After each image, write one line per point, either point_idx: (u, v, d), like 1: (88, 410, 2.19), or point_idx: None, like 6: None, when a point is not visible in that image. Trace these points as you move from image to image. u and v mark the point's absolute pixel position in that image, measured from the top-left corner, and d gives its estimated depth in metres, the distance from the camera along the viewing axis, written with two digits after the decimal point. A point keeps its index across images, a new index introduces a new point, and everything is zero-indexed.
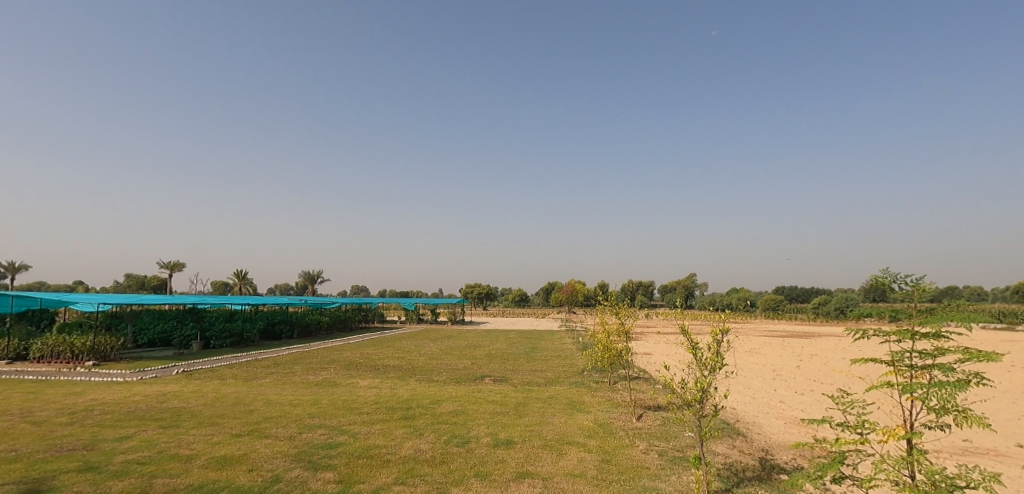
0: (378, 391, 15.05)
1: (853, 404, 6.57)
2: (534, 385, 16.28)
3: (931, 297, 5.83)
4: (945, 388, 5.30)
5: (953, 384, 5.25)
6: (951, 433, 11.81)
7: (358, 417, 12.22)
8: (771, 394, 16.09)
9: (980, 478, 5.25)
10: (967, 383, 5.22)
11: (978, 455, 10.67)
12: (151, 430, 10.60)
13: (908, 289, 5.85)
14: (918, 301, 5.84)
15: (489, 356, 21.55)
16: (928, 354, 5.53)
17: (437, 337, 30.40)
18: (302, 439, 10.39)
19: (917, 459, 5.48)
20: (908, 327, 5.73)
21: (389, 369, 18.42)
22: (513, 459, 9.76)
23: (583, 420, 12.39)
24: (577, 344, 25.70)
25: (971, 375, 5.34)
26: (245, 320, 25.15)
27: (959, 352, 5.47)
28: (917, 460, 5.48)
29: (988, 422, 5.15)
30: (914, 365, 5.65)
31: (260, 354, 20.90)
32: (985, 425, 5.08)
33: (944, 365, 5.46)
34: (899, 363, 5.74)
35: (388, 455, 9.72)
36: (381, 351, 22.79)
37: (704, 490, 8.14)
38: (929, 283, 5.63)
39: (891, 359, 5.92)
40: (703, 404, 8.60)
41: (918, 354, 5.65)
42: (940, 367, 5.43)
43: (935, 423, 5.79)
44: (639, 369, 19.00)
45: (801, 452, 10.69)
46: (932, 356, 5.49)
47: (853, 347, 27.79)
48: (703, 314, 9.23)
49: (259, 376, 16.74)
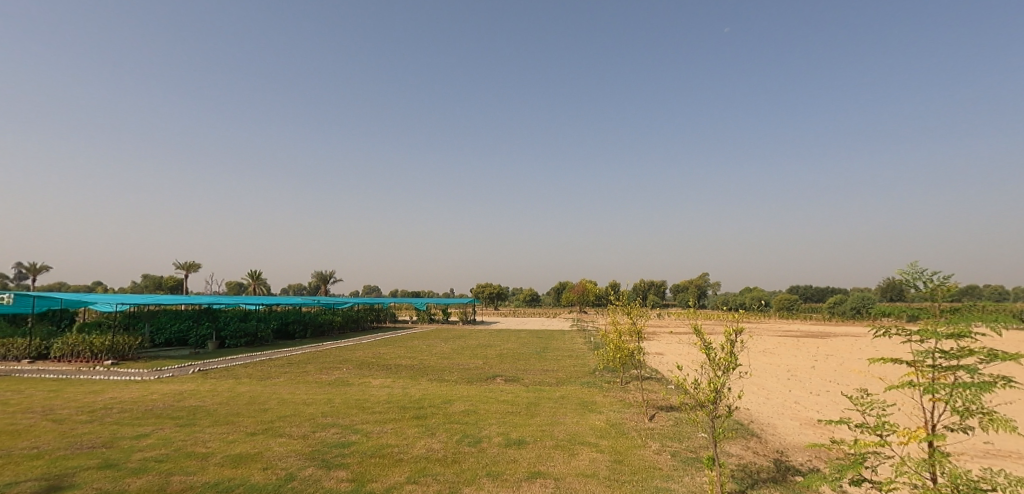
0: (390, 391, 15.14)
1: (872, 405, 6.43)
2: (545, 385, 16.26)
3: (955, 297, 5.69)
4: (970, 389, 5.17)
5: (978, 385, 5.12)
6: (972, 436, 11.62)
7: (371, 416, 12.29)
8: (786, 394, 15.90)
9: (1005, 482, 5.13)
10: (993, 384, 5.09)
11: (1001, 458, 10.49)
12: (168, 428, 10.75)
13: (931, 288, 5.73)
14: (941, 300, 5.70)
15: (500, 356, 21.58)
16: (952, 355, 5.40)
17: (448, 336, 30.46)
18: (315, 438, 10.48)
19: (940, 461, 5.38)
20: (931, 327, 5.60)
21: (401, 369, 18.51)
22: (525, 459, 9.75)
23: (595, 420, 12.35)
24: (589, 344, 25.64)
25: (997, 377, 5.21)
26: (259, 320, 25.40)
27: (986, 353, 5.29)
28: (940, 462, 5.38)
29: (1015, 425, 5.03)
30: (938, 365, 5.52)
31: (274, 354, 21.09)
32: (1012, 428, 4.95)
33: (971, 367, 5.32)
34: (922, 363, 5.60)
35: (400, 454, 9.78)
36: (392, 351, 22.89)
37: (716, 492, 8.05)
38: (953, 281, 5.51)
39: (913, 360, 5.77)
40: (717, 404, 8.52)
41: (943, 355, 5.52)
42: (965, 367, 5.31)
43: (958, 425, 5.64)
44: (651, 369, 18.88)
45: (817, 454, 10.57)
46: (957, 357, 5.36)
47: (870, 348, 27.29)
48: (716, 314, 9.11)
49: (273, 375, 16.91)
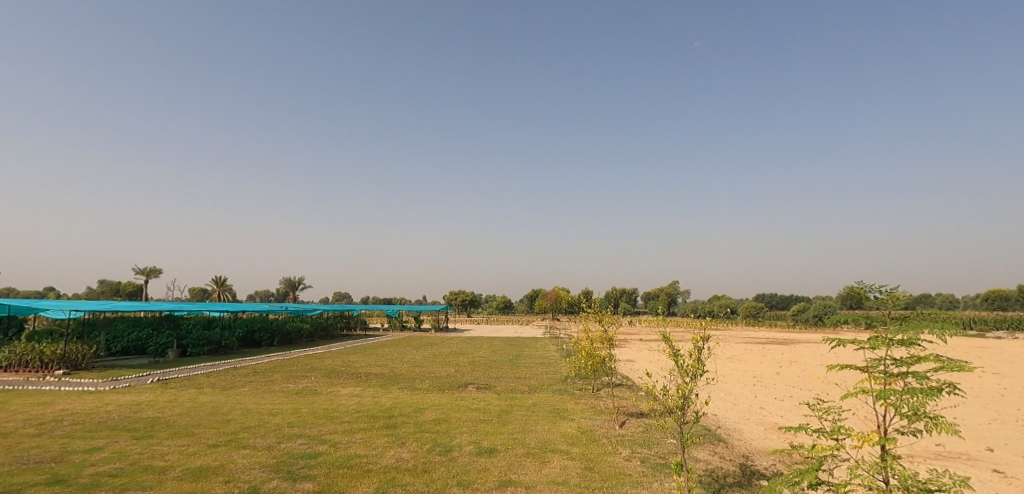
0: (360, 400, 14.91)
1: (829, 410, 6.64)
2: (518, 392, 16.29)
3: (905, 305, 6.00)
4: (918, 395, 5.44)
5: (925, 392, 5.40)
6: (924, 438, 12.23)
7: (339, 425, 12.07)
8: (752, 400, 16.29)
9: (950, 482, 5.41)
10: (937, 391, 5.37)
11: (952, 459, 11.06)
12: (124, 441, 10.32)
13: (883, 297, 6.03)
14: (892, 310, 6.01)
15: (473, 363, 21.50)
16: (903, 362, 5.66)
17: (420, 344, 30.14)
18: (281, 449, 10.23)
19: (891, 463, 5.61)
20: (883, 335, 5.89)
21: (371, 377, 18.25)
22: (496, 467, 9.72)
23: (566, 428, 12.43)
24: (561, 351, 25.79)
25: (943, 383, 5.49)
26: (223, 327, 24.60)
27: (932, 360, 5.56)
28: (891, 465, 5.61)
29: (958, 429, 5.31)
30: (889, 372, 5.77)
31: (239, 362, 20.46)
32: (955, 432, 5.24)
33: (918, 373, 5.60)
34: (875, 370, 5.84)
35: (369, 465, 9.63)
36: (362, 359, 22.56)
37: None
38: (902, 292, 5.79)
39: (866, 366, 6.03)
40: (685, 410, 8.70)
41: (893, 362, 5.77)
42: (913, 374, 5.59)
43: (907, 428, 5.88)
44: (622, 376, 19.16)
45: (780, 458, 10.86)
46: (907, 364, 5.62)
47: (831, 354, 28.28)
48: (685, 322, 9.31)
49: (237, 385, 16.44)
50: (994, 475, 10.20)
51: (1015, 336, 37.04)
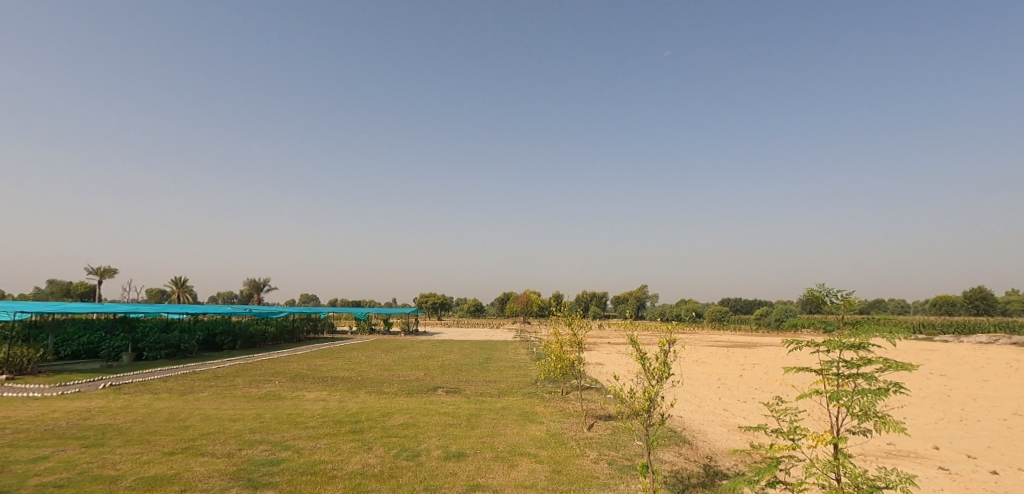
0: (326, 404, 14.60)
1: (786, 411, 6.89)
2: (487, 396, 16.26)
3: (857, 310, 6.28)
4: (868, 395, 5.70)
5: (875, 393, 5.66)
6: (876, 437, 12.77)
7: (304, 431, 11.79)
8: (716, 402, 16.69)
9: (896, 479, 5.70)
10: (886, 391, 5.65)
11: (901, 457, 11.59)
12: (72, 449, 9.82)
13: (837, 302, 6.30)
14: (844, 313, 6.32)
15: (442, 367, 21.34)
16: (854, 364, 5.93)
17: (389, 347, 29.75)
18: (242, 456, 9.94)
19: (842, 462, 5.86)
20: (836, 338, 6.16)
21: (338, 381, 17.91)
22: (464, 471, 9.68)
23: (535, 431, 12.48)
24: (531, 355, 25.86)
25: (890, 384, 5.78)
26: (182, 330, 23.73)
27: (880, 362, 5.84)
28: (842, 463, 5.87)
29: (904, 428, 5.60)
30: (841, 373, 6.02)
31: (198, 367, 19.75)
32: (901, 431, 5.52)
33: (868, 374, 5.87)
34: (828, 372, 6.10)
35: (334, 470, 9.45)
36: (329, 362, 22.11)
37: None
38: (855, 296, 6.07)
39: (821, 368, 6.28)
40: (651, 413, 8.88)
41: (845, 364, 6.04)
42: (863, 375, 5.86)
43: (858, 428, 6.15)
44: (591, 379, 19.36)
45: (741, 458, 11.17)
46: (857, 365, 5.89)
47: (791, 357, 29.24)
48: (652, 325, 9.49)
49: (196, 389, 15.87)
50: (940, 472, 10.75)
51: (960, 340, 39.07)
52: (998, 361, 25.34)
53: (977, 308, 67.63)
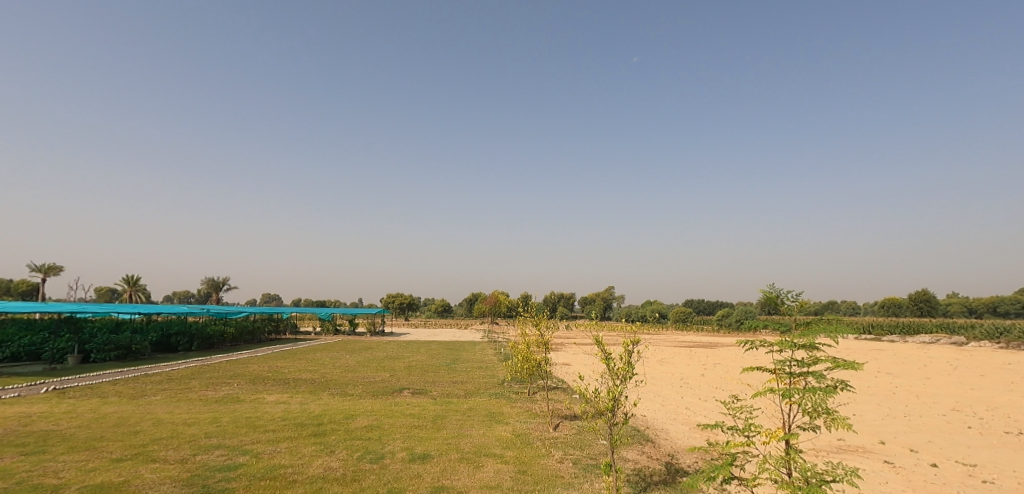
0: (287, 407, 14.23)
1: (743, 409, 7.16)
2: (454, 397, 16.17)
3: (810, 311, 6.56)
4: (817, 393, 5.97)
5: (824, 390, 5.94)
6: (828, 433, 13.35)
7: (263, 435, 11.46)
8: (678, 401, 17.10)
9: (843, 473, 6.00)
10: (834, 388, 5.97)
11: (850, 452, 12.16)
12: (9, 458, 9.26)
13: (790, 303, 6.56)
14: (795, 314, 6.70)
15: (408, 368, 21.09)
16: (804, 363, 6.20)
17: (353, 348, 29.21)
18: (196, 462, 9.58)
19: (793, 457, 6.15)
20: (789, 338, 6.42)
21: (300, 383, 17.46)
22: (429, 474, 9.61)
23: (501, 431, 12.50)
24: (498, 355, 25.86)
25: (838, 382, 6.06)
26: (134, 331, 22.70)
27: (829, 361, 6.13)
28: (793, 458, 6.15)
29: (851, 424, 5.90)
30: (793, 372, 6.29)
31: (150, 369, 18.92)
32: (848, 427, 5.81)
33: (817, 372, 6.16)
34: (781, 370, 6.36)
35: (294, 475, 9.23)
36: (291, 364, 21.53)
37: None
38: (807, 298, 6.33)
39: (774, 367, 6.54)
40: (615, 412, 9.03)
41: (797, 363, 6.31)
42: (813, 374, 6.14)
43: (808, 425, 6.44)
44: (557, 379, 19.53)
45: (701, 455, 11.49)
46: (808, 365, 6.17)
47: (750, 356, 30.17)
48: (617, 326, 9.64)
49: (148, 393, 15.20)
50: (885, 466, 11.33)
51: (906, 340, 41.24)
52: (939, 360, 26.82)
53: (922, 309, 71.41)
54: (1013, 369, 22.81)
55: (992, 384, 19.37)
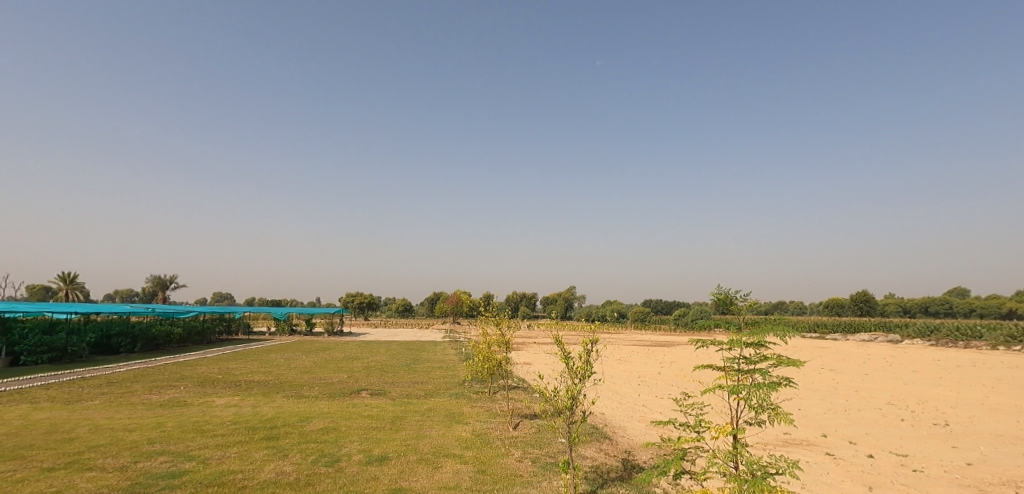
0: (238, 410, 13.70)
1: (694, 405, 7.41)
2: (413, 397, 15.97)
3: (757, 310, 6.85)
4: (762, 389, 6.26)
5: (768, 386, 6.22)
6: (774, 428, 13.96)
7: (210, 440, 11.00)
8: (635, 399, 17.48)
9: (785, 465, 6.30)
10: (778, 384, 6.25)
11: (794, 445, 12.77)
12: None
13: (739, 303, 6.84)
14: (743, 315, 6.93)
15: (367, 369, 20.70)
16: (751, 360, 6.48)
17: (310, 349, 28.41)
18: (137, 470, 9.11)
19: (740, 451, 6.41)
20: (738, 337, 6.70)
21: (252, 385, 16.85)
22: (386, 476, 9.47)
23: (460, 432, 12.44)
24: (460, 355, 25.71)
25: (782, 378, 6.36)
26: (70, 332, 21.37)
27: (773, 358, 6.42)
28: (740, 452, 6.42)
29: (793, 418, 6.20)
30: (740, 369, 6.57)
31: (87, 372, 17.85)
32: (790, 421, 6.10)
33: (763, 370, 6.44)
34: (729, 368, 6.63)
35: (244, 481, 8.91)
36: (242, 365, 20.74)
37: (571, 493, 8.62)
38: (754, 297, 6.61)
39: (724, 365, 6.78)
40: (573, 410, 9.17)
41: (744, 360, 6.59)
42: (759, 371, 6.42)
43: (754, 420, 6.74)
44: (518, 378, 19.62)
45: (655, 451, 11.80)
46: (754, 362, 6.45)
47: (704, 355, 31.17)
48: (576, 325, 9.76)
49: (85, 397, 14.33)
50: (825, 458, 11.95)
51: (848, 338, 43.59)
52: (877, 357, 28.47)
53: (862, 309, 75.70)
54: (942, 365, 24.41)
55: (923, 379, 20.68)
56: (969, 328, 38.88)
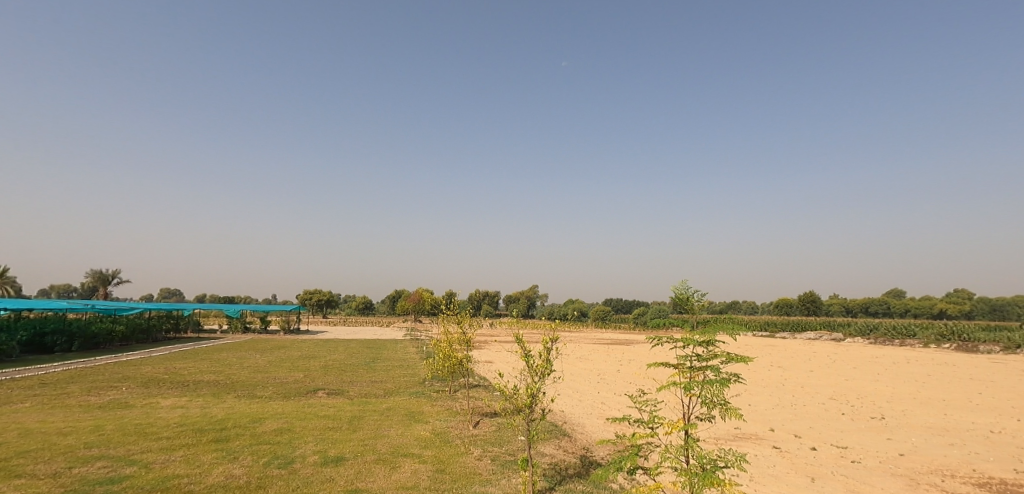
0: (185, 412, 13.11)
1: (649, 402, 7.60)
2: (372, 397, 15.69)
3: (709, 309, 7.09)
4: (714, 385, 6.48)
5: (720, 382, 6.44)
6: (726, 423, 14.47)
7: (155, 443, 10.49)
8: (593, 396, 17.75)
9: (733, 459, 6.55)
10: (729, 380, 6.49)
11: (743, 439, 13.27)
12: None
13: (692, 303, 7.05)
14: (697, 315, 7.14)
15: (325, 368, 20.20)
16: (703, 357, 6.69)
17: (264, 348, 27.46)
18: (72, 476, 8.58)
19: (690, 445, 6.62)
20: (691, 335, 6.90)
21: (201, 386, 16.16)
22: (342, 477, 9.28)
23: (420, 431, 12.32)
24: (421, 354, 25.46)
25: (732, 375, 6.60)
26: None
27: (724, 356, 6.65)
28: (691, 446, 6.63)
29: (742, 413, 6.44)
30: (693, 366, 6.77)
31: (17, 372, 16.69)
32: (739, 416, 6.34)
33: (715, 367, 6.66)
34: (683, 365, 6.83)
35: (191, 486, 8.54)
36: (191, 365, 19.85)
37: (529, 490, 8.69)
38: (707, 297, 6.83)
39: (677, 362, 6.98)
40: (533, 408, 9.23)
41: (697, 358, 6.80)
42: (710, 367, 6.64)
43: (705, 415, 6.97)
44: (479, 377, 19.60)
45: (612, 447, 12.03)
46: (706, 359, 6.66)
47: (660, 352, 31.96)
48: (537, 324, 9.81)
49: (15, 400, 13.38)
50: (772, 451, 12.49)
51: (796, 336, 45.71)
52: (821, 354, 29.97)
53: (809, 309, 79.56)
54: (880, 362, 25.91)
55: (862, 376, 21.90)
56: (904, 327, 41.48)
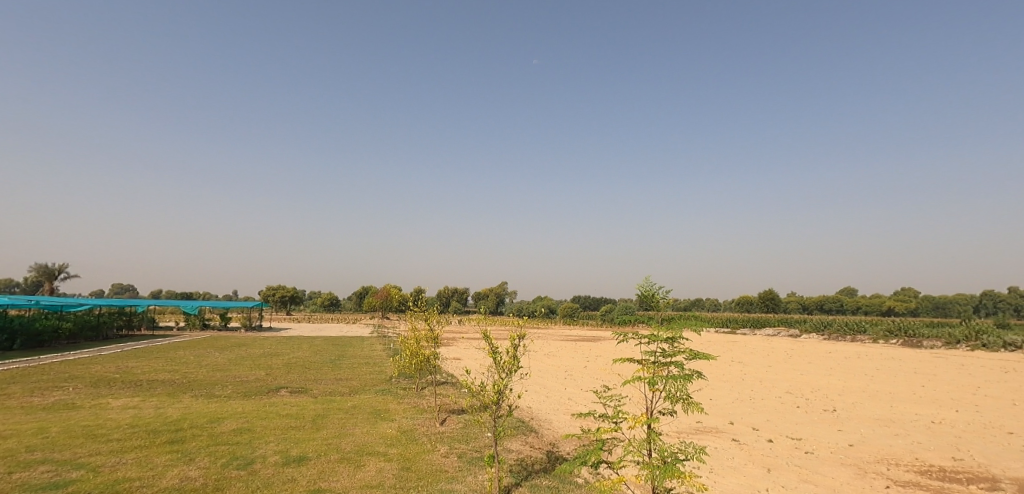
0: (137, 412, 12.56)
1: (614, 397, 7.71)
2: (337, 395, 15.39)
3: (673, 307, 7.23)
4: (677, 380, 6.63)
5: (683, 377, 6.59)
6: (688, 417, 14.85)
7: (103, 445, 10.01)
8: (559, 392, 17.89)
9: (693, 451, 6.72)
10: (691, 375, 6.64)
11: (703, 433, 13.65)
12: None
13: (657, 300, 7.17)
14: (662, 311, 7.30)
15: (288, 366, 19.69)
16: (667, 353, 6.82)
17: (223, 345, 26.56)
18: (10, 482, 8.11)
19: (653, 439, 6.76)
20: (655, 332, 7.03)
21: (155, 385, 15.51)
22: (304, 477, 9.08)
23: (386, 429, 12.16)
24: (388, 351, 25.12)
25: (694, 370, 6.76)
26: None
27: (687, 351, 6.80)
28: (653, 440, 6.76)
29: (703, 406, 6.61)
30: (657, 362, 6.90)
31: None
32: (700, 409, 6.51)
33: (679, 362, 6.81)
34: (647, 360, 6.96)
35: (142, 490, 8.20)
36: (144, 364, 19.03)
37: (495, 486, 8.70)
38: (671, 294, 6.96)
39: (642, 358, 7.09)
40: (499, 404, 9.24)
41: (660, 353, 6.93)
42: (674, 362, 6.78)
43: (667, 409, 7.12)
44: (446, 374, 19.49)
45: (577, 442, 12.18)
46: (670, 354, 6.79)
47: (627, 349, 32.48)
48: (504, 320, 9.78)
49: None
50: (730, 443, 12.89)
51: (756, 332, 47.26)
52: (779, 350, 31.08)
53: (768, 306, 82.33)
54: (832, 357, 27.05)
55: (816, 370, 22.82)
56: (856, 323, 43.43)
